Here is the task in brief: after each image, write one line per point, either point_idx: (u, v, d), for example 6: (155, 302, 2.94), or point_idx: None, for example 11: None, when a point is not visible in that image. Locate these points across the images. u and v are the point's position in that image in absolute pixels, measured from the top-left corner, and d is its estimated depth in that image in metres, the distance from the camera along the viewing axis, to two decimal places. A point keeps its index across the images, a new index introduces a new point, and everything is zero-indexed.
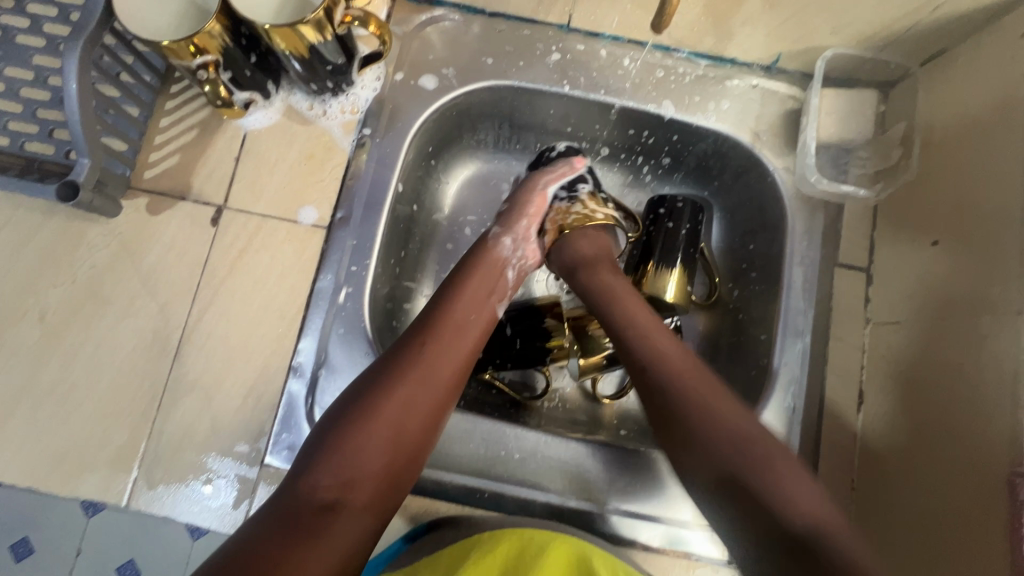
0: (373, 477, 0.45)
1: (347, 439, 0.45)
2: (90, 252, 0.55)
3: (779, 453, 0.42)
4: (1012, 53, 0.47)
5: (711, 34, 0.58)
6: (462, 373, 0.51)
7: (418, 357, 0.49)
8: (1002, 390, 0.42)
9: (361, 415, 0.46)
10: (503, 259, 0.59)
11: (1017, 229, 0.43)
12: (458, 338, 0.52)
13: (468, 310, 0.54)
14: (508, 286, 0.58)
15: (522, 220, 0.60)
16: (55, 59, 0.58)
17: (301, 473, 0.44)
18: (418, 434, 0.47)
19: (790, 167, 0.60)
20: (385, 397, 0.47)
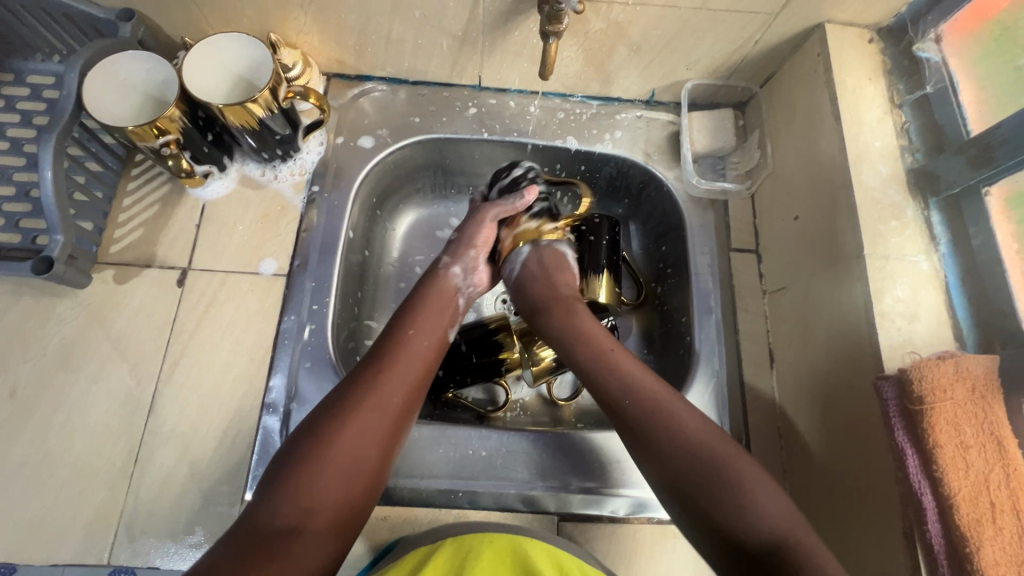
0: (332, 502, 0.46)
1: (307, 467, 0.46)
2: (61, 324, 0.59)
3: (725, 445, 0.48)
4: (814, 68, 0.61)
5: (595, 80, 0.71)
6: (415, 401, 0.53)
7: (373, 385, 0.51)
8: (859, 319, 0.52)
9: (318, 442, 0.47)
10: (454, 286, 0.63)
11: (843, 194, 0.55)
12: (410, 363, 0.54)
13: (419, 336, 0.57)
14: (459, 312, 0.63)
15: (469, 250, 0.65)
16: (19, 159, 0.65)
17: (262, 500, 0.45)
18: (375, 459, 0.49)
19: (679, 176, 0.72)
20: (341, 423, 0.49)
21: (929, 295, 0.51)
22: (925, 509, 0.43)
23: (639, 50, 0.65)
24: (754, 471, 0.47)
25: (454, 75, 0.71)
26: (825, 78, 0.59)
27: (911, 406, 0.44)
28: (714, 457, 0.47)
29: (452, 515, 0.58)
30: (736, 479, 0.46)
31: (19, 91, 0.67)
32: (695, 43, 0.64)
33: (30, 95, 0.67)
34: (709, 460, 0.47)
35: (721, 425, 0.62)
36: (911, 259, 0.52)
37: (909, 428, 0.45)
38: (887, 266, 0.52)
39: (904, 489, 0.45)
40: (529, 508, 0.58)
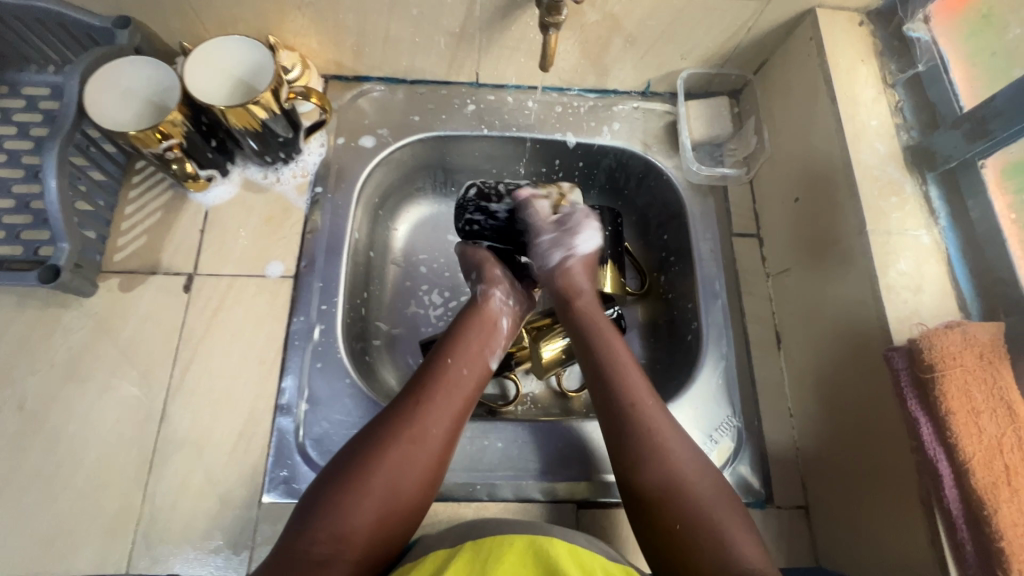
0: (367, 531, 0.46)
1: (344, 496, 0.46)
2: (67, 335, 0.58)
3: (726, 506, 0.48)
4: (808, 52, 0.62)
5: (592, 72, 0.72)
6: (455, 433, 0.53)
7: (414, 416, 0.52)
8: (866, 293, 0.52)
9: (358, 471, 0.48)
10: (498, 311, 0.64)
11: (843, 172, 0.56)
12: (452, 392, 0.55)
13: (461, 365, 0.57)
14: (503, 337, 0.63)
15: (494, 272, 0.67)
16: (17, 170, 0.64)
17: (299, 527, 0.45)
18: (415, 490, 0.49)
19: (679, 165, 0.73)
20: (379, 454, 0.49)
21: (933, 268, 0.52)
22: (941, 475, 0.44)
23: (635, 41, 0.66)
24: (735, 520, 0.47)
25: (451, 73, 0.72)
26: (819, 61, 0.61)
27: (921, 375, 0.45)
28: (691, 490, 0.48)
29: (471, 510, 0.57)
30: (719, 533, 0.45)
31: (15, 103, 0.66)
32: (690, 31, 0.65)
33: (25, 107, 0.66)
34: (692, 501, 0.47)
35: (732, 407, 0.63)
36: (912, 234, 0.53)
37: (921, 396, 0.46)
38: (890, 242, 0.53)
39: (919, 458, 0.46)
40: (548, 497, 0.59)
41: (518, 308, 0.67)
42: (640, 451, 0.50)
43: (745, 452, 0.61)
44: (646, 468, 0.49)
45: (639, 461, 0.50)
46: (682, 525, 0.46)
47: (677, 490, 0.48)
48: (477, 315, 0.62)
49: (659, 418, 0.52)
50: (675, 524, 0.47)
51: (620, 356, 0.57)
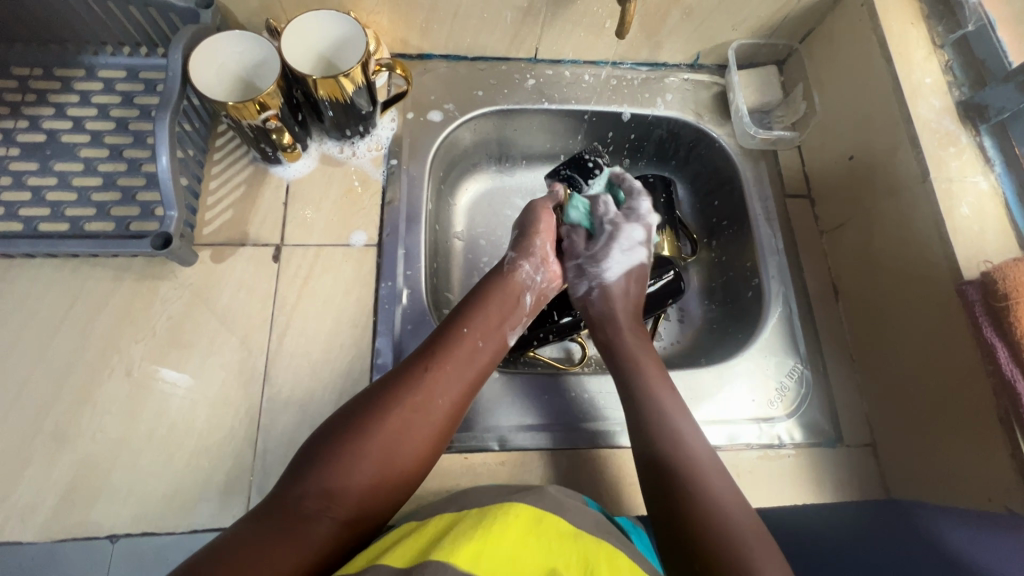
0: (359, 490, 0.45)
1: (344, 451, 0.46)
2: (165, 305, 0.60)
3: (721, 480, 0.50)
4: (858, 19, 0.66)
5: (646, 45, 0.75)
6: (459, 407, 0.53)
7: (424, 382, 0.52)
8: (931, 236, 0.56)
9: (361, 428, 0.47)
10: (524, 281, 0.64)
11: (902, 127, 0.60)
12: (461, 364, 0.55)
13: (479, 337, 0.57)
14: (525, 312, 0.63)
15: (535, 242, 0.65)
16: (101, 150, 0.66)
17: (293, 479, 0.45)
18: (411, 462, 0.49)
19: (730, 132, 0.76)
20: (384, 415, 0.49)
21: (993, 210, 0.56)
22: (1019, 393, 0.48)
23: (691, 13, 0.70)
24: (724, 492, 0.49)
25: (512, 48, 0.75)
26: (871, 25, 0.65)
27: (994, 304, 0.49)
28: (703, 474, 0.50)
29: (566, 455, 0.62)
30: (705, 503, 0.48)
31: (93, 86, 0.68)
32: (744, 2, 0.69)
33: (103, 89, 0.68)
34: (694, 475, 0.50)
35: (799, 355, 0.67)
36: (971, 180, 0.57)
37: (994, 324, 0.49)
38: (951, 188, 0.57)
39: (996, 381, 0.50)
40: None
41: (544, 286, 0.66)
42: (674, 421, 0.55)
43: (814, 397, 0.65)
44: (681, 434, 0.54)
45: (671, 425, 0.54)
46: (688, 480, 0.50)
47: (692, 468, 0.51)
48: (500, 286, 0.62)
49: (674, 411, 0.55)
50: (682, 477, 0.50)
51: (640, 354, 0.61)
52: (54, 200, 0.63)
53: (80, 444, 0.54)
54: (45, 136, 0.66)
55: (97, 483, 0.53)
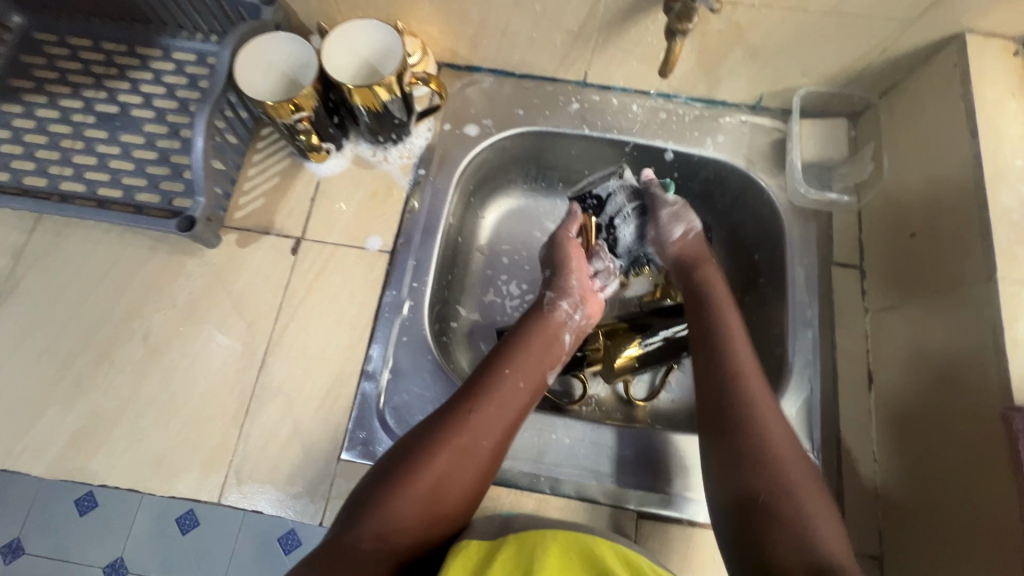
0: (410, 534, 0.47)
1: (389, 496, 0.47)
2: (189, 280, 0.65)
3: (807, 476, 0.48)
4: (950, 81, 0.58)
5: (703, 81, 0.71)
6: (503, 445, 0.53)
7: (465, 426, 0.52)
8: (986, 343, 0.49)
9: (404, 472, 0.49)
10: (561, 322, 0.63)
11: (975, 212, 0.53)
12: (502, 404, 0.54)
13: (518, 377, 0.56)
14: (564, 352, 0.62)
15: (570, 281, 0.65)
16: (162, 127, 0.71)
17: (347, 523, 0.47)
18: (455, 499, 0.50)
19: (782, 184, 0.70)
20: (426, 460, 0.49)
21: None
22: None
23: (756, 53, 0.65)
24: (812, 500, 0.47)
25: (560, 70, 0.73)
26: (961, 91, 0.57)
27: None
28: (779, 453, 0.49)
29: (533, 501, 0.58)
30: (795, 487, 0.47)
31: (165, 66, 0.74)
32: (817, 48, 0.63)
33: (174, 70, 0.73)
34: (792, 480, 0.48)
35: (811, 442, 0.61)
36: None
37: None
38: (1022, 293, 0.49)
39: None
40: (608, 501, 0.59)
41: (583, 324, 0.65)
42: (733, 419, 0.52)
43: (819, 492, 0.59)
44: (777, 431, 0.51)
45: (739, 426, 0.51)
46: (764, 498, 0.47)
47: (788, 490, 0.47)
48: (538, 327, 0.61)
49: (769, 417, 0.51)
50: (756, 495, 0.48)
51: (745, 365, 0.55)
52: (114, 169, 0.69)
53: (94, 396, 0.60)
54: (118, 108, 0.72)
55: (102, 435, 0.58)
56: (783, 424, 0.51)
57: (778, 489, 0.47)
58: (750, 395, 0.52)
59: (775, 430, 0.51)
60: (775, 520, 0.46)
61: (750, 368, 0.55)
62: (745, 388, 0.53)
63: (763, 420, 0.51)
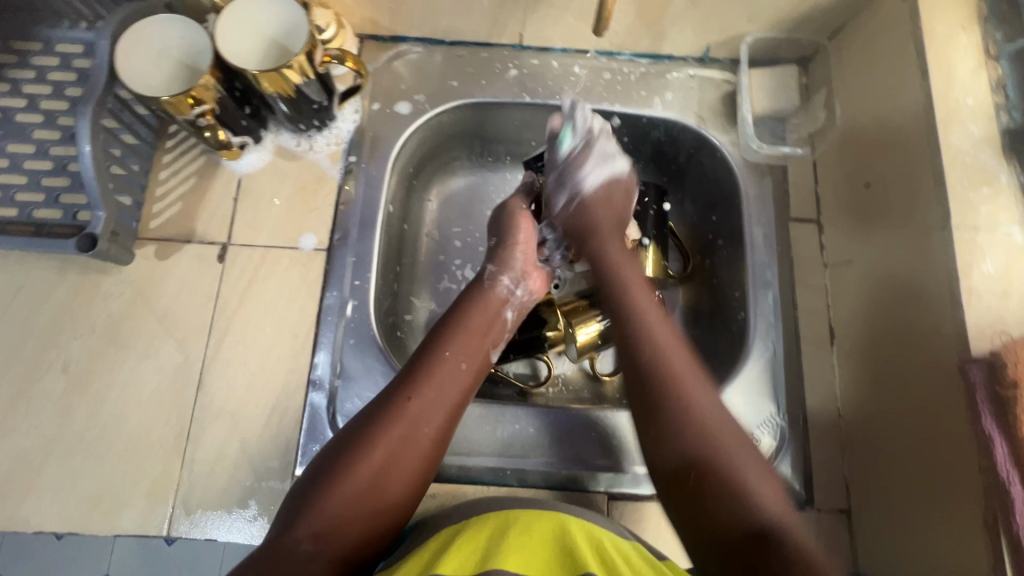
0: (353, 528, 0.44)
1: (326, 492, 0.44)
2: (107, 301, 0.59)
3: (747, 449, 0.46)
4: (898, 17, 0.55)
5: (646, 35, 0.66)
6: (447, 429, 0.50)
7: (403, 413, 0.48)
8: (943, 292, 0.48)
9: (343, 466, 0.45)
10: (503, 299, 0.59)
11: (928, 157, 0.50)
12: (442, 384, 0.51)
13: (459, 356, 0.53)
14: (506, 328, 0.59)
15: (514, 255, 0.61)
16: (54, 132, 0.64)
17: (285, 524, 0.43)
18: (399, 491, 0.46)
19: (735, 141, 0.67)
20: (364, 451, 0.46)
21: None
22: (1014, 499, 0.40)
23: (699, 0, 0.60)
24: (745, 455, 0.46)
25: (493, 33, 0.67)
26: (911, 28, 0.54)
27: (1001, 392, 0.41)
28: (710, 430, 0.47)
29: (501, 493, 0.57)
30: (722, 447, 0.46)
31: (49, 61, 0.65)
32: None
33: (59, 65, 0.65)
34: (726, 437, 0.46)
35: (776, 404, 0.60)
36: (1004, 231, 0.47)
37: (997, 413, 0.42)
38: (977, 239, 0.47)
39: (988, 479, 0.42)
40: (577, 486, 0.58)
41: (525, 300, 0.62)
42: (650, 386, 0.49)
43: (788, 454, 0.59)
44: (691, 396, 0.48)
45: (659, 401, 0.48)
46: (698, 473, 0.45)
47: (709, 450, 0.45)
48: (477, 304, 0.58)
49: (692, 381, 0.49)
50: (692, 470, 0.45)
51: (653, 327, 0.53)
52: (5, 184, 0.61)
53: (15, 437, 0.55)
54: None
55: (29, 479, 0.54)
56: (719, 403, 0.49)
57: (713, 458, 0.45)
58: (673, 365, 0.50)
59: (710, 404, 0.48)
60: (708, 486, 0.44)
61: (671, 350, 0.51)
62: (669, 368, 0.50)
63: (688, 395, 0.48)
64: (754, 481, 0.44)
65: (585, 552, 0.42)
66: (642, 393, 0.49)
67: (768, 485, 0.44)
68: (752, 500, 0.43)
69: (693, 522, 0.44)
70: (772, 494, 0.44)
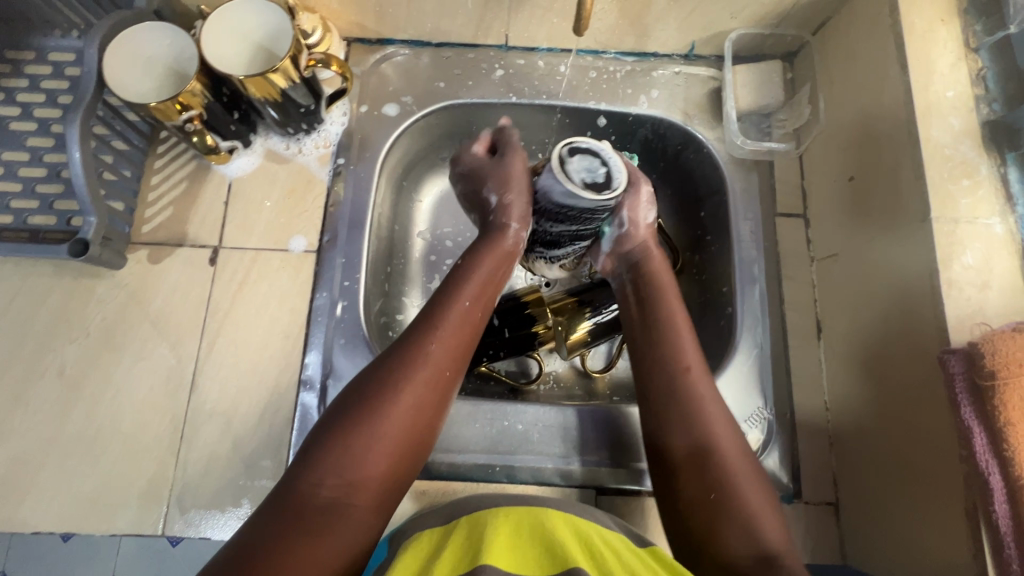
0: (378, 476, 0.43)
1: (351, 439, 0.43)
2: (101, 305, 0.60)
3: (753, 475, 0.47)
4: (878, 12, 0.56)
5: (631, 34, 0.67)
6: (462, 376, 0.49)
7: (424, 358, 0.47)
8: (924, 284, 0.48)
9: (366, 411, 0.44)
10: (512, 244, 0.55)
11: (908, 150, 0.51)
12: (458, 334, 0.50)
13: (473, 305, 0.52)
14: (512, 272, 0.57)
15: (524, 181, 0.55)
16: (48, 139, 0.65)
17: (306, 469, 0.42)
18: (420, 438, 0.46)
19: (720, 137, 0.67)
20: (389, 395, 0.45)
21: (1003, 260, 0.47)
22: (992, 488, 0.41)
23: None
24: (754, 488, 0.46)
25: (479, 34, 0.68)
26: (890, 21, 0.54)
27: (979, 382, 0.42)
28: (717, 438, 0.48)
29: (490, 489, 0.58)
30: (727, 470, 0.46)
31: (42, 70, 0.66)
32: None
33: (52, 74, 0.66)
34: (731, 466, 0.46)
35: (764, 399, 0.60)
36: (984, 222, 0.48)
37: (977, 404, 0.42)
38: (956, 231, 0.47)
39: (968, 470, 0.43)
40: (566, 482, 0.59)
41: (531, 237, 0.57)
42: (668, 405, 0.50)
43: (775, 448, 0.59)
44: (692, 419, 0.48)
45: (668, 414, 0.49)
46: (717, 496, 0.45)
47: (715, 468, 0.46)
48: (486, 246, 0.55)
49: (706, 396, 0.50)
50: (710, 493, 0.45)
51: (681, 348, 0.52)
52: None
53: (12, 440, 0.56)
54: None
55: (26, 481, 0.55)
56: (729, 430, 0.49)
57: (718, 483, 0.46)
58: (688, 383, 0.50)
59: (718, 425, 0.48)
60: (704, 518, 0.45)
61: (695, 369, 0.51)
62: (690, 380, 0.50)
63: (709, 422, 0.48)
64: (757, 510, 0.45)
65: (569, 542, 0.40)
66: (659, 411, 0.50)
67: (769, 515, 0.45)
68: (759, 527, 0.44)
69: (689, 549, 0.45)
70: (774, 524, 0.44)
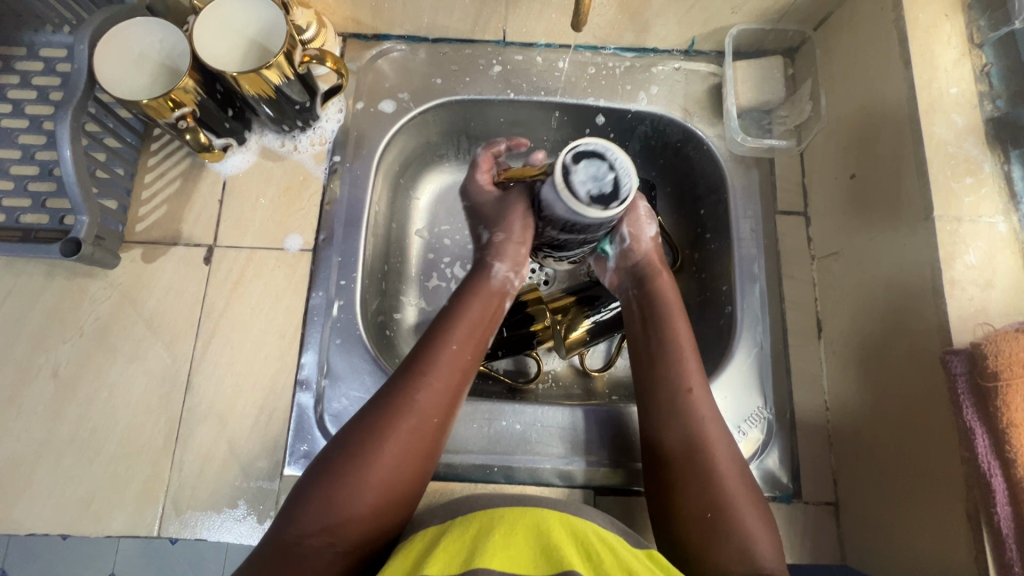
0: (361, 521, 0.44)
1: (333, 487, 0.44)
2: (94, 305, 0.59)
3: (749, 493, 0.47)
4: (880, 7, 0.55)
5: (630, 29, 0.66)
6: (448, 418, 0.50)
7: (406, 404, 0.48)
8: (926, 284, 0.47)
9: (350, 458, 0.45)
10: (500, 286, 0.56)
11: (911, 147, 0.50)
12: (443, 377, 0.50)
13: (458, 346, 0.52)
14: (502, 316, 0.57)
15: (516, 243, 0.56)
16: (39, 137, 0.64)
17: (290, 517, 0.43)
18: (405, 483, 0.46)
19: (721, 134, 0.67)
20: (371, 444, 0.46)
21: (1006, 260, 0.46)
22: (994, 491, 0.40)
23: None
24: (748, 503, 0.46)
25: (476, 30, 0.67)
26: (893, 17, 0.53)
27: (982, 384, 0.41)
28: (715, 457, 0.48)
29: (488, 489, 0.58)
30: (728, 490, 0.47)
31: (33, 66, 0.65)
32: None
33: (44, 70, 0.65)
34: (729, 483, 0.47)
35: (763, 398, 0.60)
36: (987, 221, 0.47)
37: (979, 405, 0.42)
38: (959, 230, 0.47)
39: (970, 471, 0.42)
40: (565, 484, 0.58)
41: (522, 285, 0.58)
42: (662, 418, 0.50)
43: (774, 448, 0.59)
44: (678, 439, 0.49)
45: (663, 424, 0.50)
46: (713, 515, 0.46)
47: (707, 481, 0.47)
48: (473, 291, 0.55)
49: (705, 410, 0.50)
50: (705, 511, 0.46)
51: (687, 361, 0.52)
52: None
53: (6, 441, 0.55)
54: None
55: (21, 483, 0.54)
56: (728, 445, 0.49)
57: (716, 502, 0.46)
58: (683, 395, 0.50)
59: (718, 441, 0.49)
60: (702, 530, 0.45)
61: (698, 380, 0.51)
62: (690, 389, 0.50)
63: (710, 440, 0.49)
64: (754, 526, 0.45)
65: (565, 547, 0.39)
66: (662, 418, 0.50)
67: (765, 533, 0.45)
68: (755, 543, 0.44)
69: (681, 557, 0.46)
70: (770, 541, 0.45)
